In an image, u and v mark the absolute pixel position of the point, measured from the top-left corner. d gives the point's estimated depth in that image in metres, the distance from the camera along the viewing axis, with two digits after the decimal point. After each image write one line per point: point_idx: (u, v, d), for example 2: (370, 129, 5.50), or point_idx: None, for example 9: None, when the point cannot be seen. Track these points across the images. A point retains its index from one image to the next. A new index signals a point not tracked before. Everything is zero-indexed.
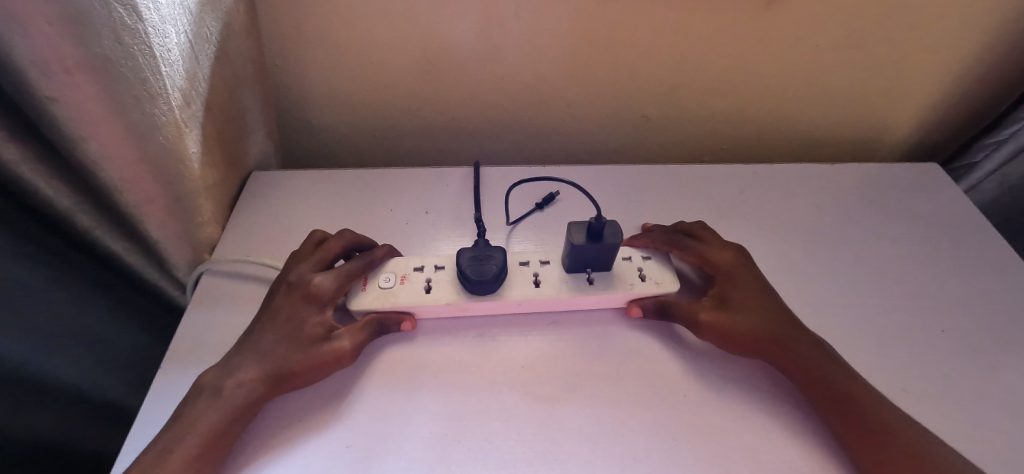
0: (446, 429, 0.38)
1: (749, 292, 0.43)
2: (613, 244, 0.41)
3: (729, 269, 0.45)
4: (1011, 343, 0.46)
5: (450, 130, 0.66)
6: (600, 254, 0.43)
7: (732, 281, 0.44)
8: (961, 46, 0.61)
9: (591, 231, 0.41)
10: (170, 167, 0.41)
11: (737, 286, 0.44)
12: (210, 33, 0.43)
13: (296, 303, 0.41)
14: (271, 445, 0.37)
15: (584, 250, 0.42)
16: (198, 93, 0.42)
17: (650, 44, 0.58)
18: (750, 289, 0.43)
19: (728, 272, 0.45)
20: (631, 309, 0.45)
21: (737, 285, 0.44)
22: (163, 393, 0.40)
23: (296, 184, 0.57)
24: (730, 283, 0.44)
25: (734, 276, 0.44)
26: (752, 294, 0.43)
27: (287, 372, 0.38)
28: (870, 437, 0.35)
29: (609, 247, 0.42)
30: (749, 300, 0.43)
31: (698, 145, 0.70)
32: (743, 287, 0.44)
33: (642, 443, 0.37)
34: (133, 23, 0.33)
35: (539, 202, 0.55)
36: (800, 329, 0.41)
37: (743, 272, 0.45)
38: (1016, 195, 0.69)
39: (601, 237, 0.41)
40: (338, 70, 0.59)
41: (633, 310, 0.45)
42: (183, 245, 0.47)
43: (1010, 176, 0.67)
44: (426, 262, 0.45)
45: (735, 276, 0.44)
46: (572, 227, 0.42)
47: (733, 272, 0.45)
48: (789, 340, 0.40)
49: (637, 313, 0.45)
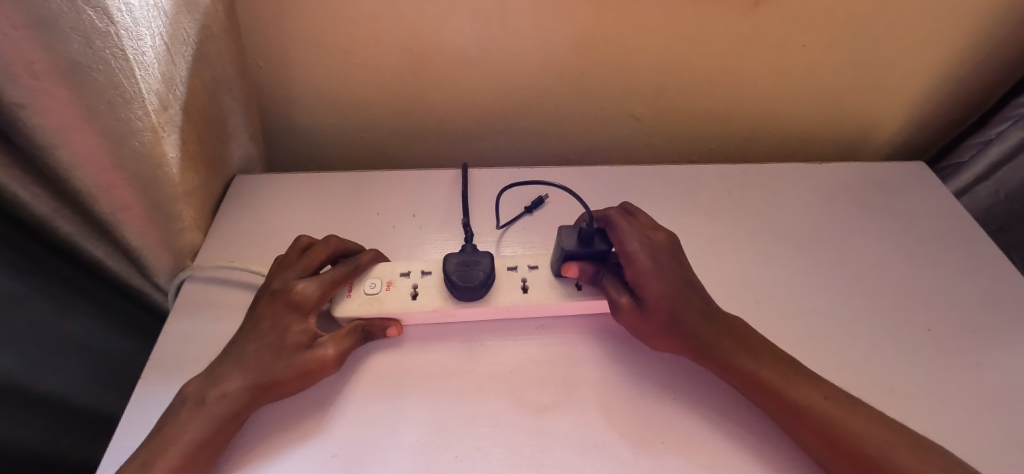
0: (432, 437, 0.37)
1: (665, 291, 0.41)
2: (605, 250, 0.42)
3: (643, 267, 0.41)
4: (996, 341, 0.46)
5: (437, 131, 0.65)
6: (591, 261, 0.43)
7: (643, 279, 0.41)
8: (945, 47, 0.61)
9: (584, 233, 0.42)
10: (147, 172, 0.40)
11: (652, 283, 0.41)
12: (187, 35, 0.42)
13: (279, 312, 0.39)
14: (256, 454, 0.36)
15: (577, 255, 0.42)
16: (176, 97, 0.41)
17: (637, 45, 0.58)
18: (662, 290, 0.41)
19: (641, 269, 0.41)
20: (567, 267, 0.42)
21: (649, 283, 0.41)
22: (143, 404, 0.39)
23: (280, 187, 0.56)
24: (645, 279, 0.41)
25: (646, 274, 0.41)
26: (665, 294, 0.41)
27: (270, 381, 0.37)
28: (847, 453, 0.35)
29: (602, 254, 0.42)
30: (658, 302, 0.41)
31: (686, 145, 0.70)
32: (655, 286, 0.41)
33: (630, 449, 0.37)
34: (102, 25, 0.32)
35: (527, 205, 0.55)
36: (725, 334, 0.40)
37: (661, 267, 0.42)
38: (1011, 204, 0.68)
39: (592, 242, 0.42)
40: (322, 70, 0.58)
41: (570, 270, 0.42)
42: (163, 252, 0.46)
43: (1005, 181, 0.67)
44: (413, 268, 0.45)
45: (648, 275, 0.41)
46: (563, 233, 0.43)
47: (648, 268, 0.41)
48: (705, 346, 0.40)
49: (572, 274, 0.42)
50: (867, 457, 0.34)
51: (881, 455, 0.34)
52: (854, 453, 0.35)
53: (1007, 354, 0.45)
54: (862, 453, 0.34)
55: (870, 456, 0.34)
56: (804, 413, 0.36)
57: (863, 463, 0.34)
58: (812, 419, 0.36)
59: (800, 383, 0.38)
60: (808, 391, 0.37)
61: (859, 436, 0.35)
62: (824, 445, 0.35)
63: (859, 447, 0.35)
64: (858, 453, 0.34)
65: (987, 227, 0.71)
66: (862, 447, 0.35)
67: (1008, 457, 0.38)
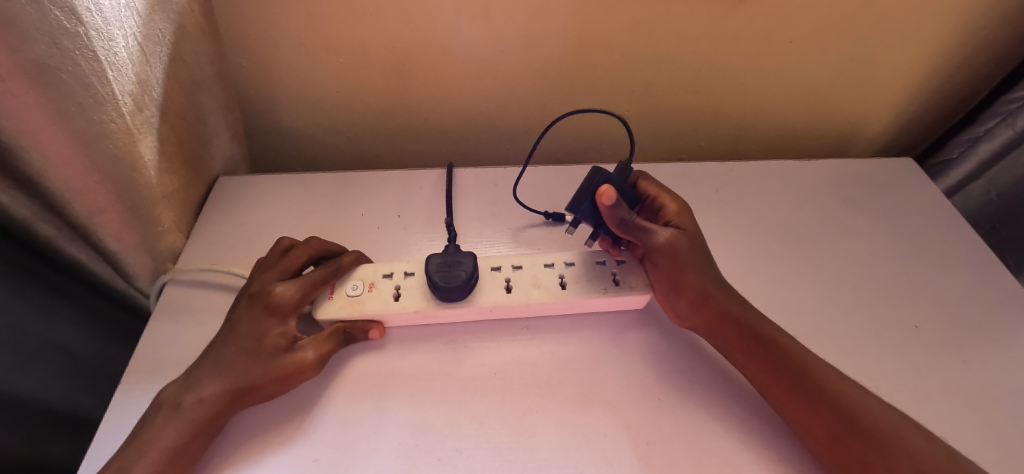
0: (414, 440, 0.37)
1: (693, 230, 0.44)
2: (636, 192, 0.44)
3: (679, 207, 0.45)
4: (984, 338, 0.46)
5: (423, 130, 0.65)
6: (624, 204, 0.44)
7: (677, 217, 0.44)
8: (931, 42, 0.61)
9: (618, 173, 0.44)
10: (123, 175, 0.39)
11: (681, 221, 0.44)
12: (162, 35, 0.41)
13: (257, 315, 0.39)
14: (234, 460, 0.36)
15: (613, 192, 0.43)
16: (151, 98, 0.41)
17: (622, 42, 0.58)
18: (693, 228, 0.44)
19: (677, 208, 0.45)
20: (606, 191, 0.40)
21: (683, 221, 0.44)
22: (120, 411, 0.38)
23: (262, 189, 0.56)
24: (673, 218, 0.44)
25: (680, 212, 0.44)
26: (695, 230, 0.44)
27: (247, 386, 0.36)
28: (858, 428, 0.35)
29: (632, 197, 0.45)
30: (691, 236, 0.43)
31: (674, 142, 0.70)
32: (687, 223, 0.44)
33: (614, 450, 0.37)
34: (71, 26, 0.31)
35: (546, 213, 0.53)
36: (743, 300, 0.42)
37: (688, 211, 0.45)
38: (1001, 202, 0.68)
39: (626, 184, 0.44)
40: (305, 70, 0.57)
41: (611, 193, 0.40)
42: (143, 254, 0.45)
43: (998, 181, 0.67)
44: (395, 269, 0.44)
45: (674, 216, 0.44)
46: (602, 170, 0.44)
47: (682, 208, 0.45)
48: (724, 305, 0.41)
49: (609, 200, 0.40)
50: (878, 434, 0.35)
51: (891, 436, 0.34)
52: (869, 429, 0.35)
53: (997, 350, 0.45)
54: (874, 429, 0.35)
55: (883, 433, 0.35)
56: (817, 392, 0.37)
57: (874, 439, 0.35)
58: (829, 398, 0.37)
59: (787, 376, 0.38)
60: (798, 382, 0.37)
61: (872, 415, 0.35)
62: (832, 426, 0.36)
63: (872, 425, 0.35)
64: (873, 429, 0.35)
65: (977, 225, 0.71)
66: (869, 427, 0.35)
67: (1000, 454, 0.38)
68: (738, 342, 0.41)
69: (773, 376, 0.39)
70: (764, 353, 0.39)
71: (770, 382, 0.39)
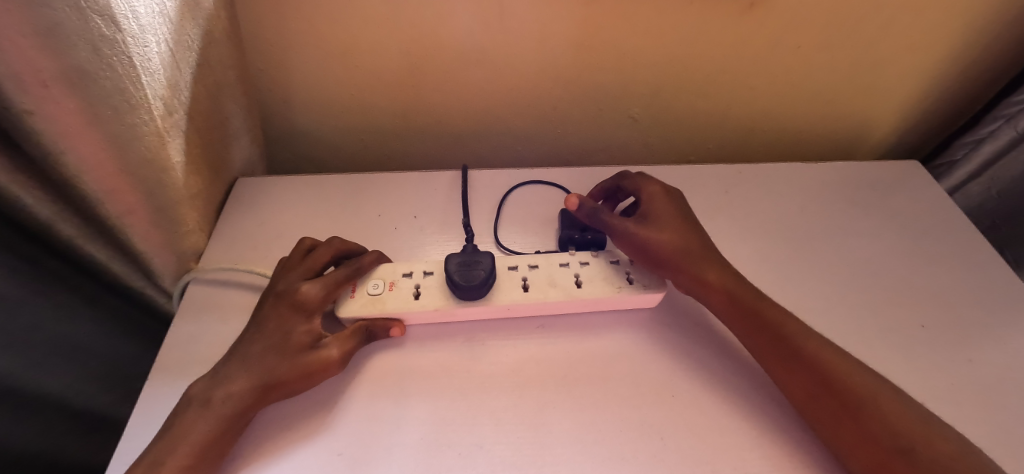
0: (435, 435, 0.38)
1: (664, 210, 0.47)
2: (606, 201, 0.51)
3: (655, 192, 0.48)
4: (989, 337, 0.47)
5: (436, 132, 0.66)
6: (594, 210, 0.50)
7: (653, 202, 0.47)
8: (935, 47, 0.62)
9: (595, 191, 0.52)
10: (152, 176, 0.40)
11: (651, 206, 0.47)
12: (190, 40, 0.43)
13: (284, 313, 0.40)
14: (262, 454, 0.37)
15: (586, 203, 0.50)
16: (180, 102, 0.42)
17: (632, 46, 0.59)
18: (669, 209, 0.47)
19: (652, 194, 0.48)
20: (569, 200, 0.47)
21: (656, 206, 0.47)
22: (149, 406, 0.39)
23: (281, 191, 0.57)
24: (644, 203, 0.48)
25: (655, 197, 0.48)
26: (671, 210, 0.47)
27: (275, 381, 0.37)
28: (854, 419, 0.36)
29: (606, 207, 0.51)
30: (664, 217, 0.46)
31: (683, 144, 0.71)
32: (662, 207, 0.47)
33: (630, 443, 0.38)
34: (110, 33, 0.33)
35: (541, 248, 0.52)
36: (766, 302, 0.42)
37: (660, 195, 0.48)
38: (1001, 201, 0.69)
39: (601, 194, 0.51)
40: (323, 73, 0.58)
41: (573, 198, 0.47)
42: (166, 253, 0.46)
43: (998, 180, 0.68)
44: (414, 268, 0.45)
45: (649, 201, 0.47)
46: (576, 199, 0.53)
47: (658, 192, 0.48)
48: (750, 305, 0.42)
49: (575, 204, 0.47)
50: (872, 424, 0.35)
51: (890, 425, 0.35)
52: (857, 415, 0.36)
53: (1000, 349, 0.46)
54: (865, 416, 0.36)
55: (876, 422, 0.35)
56: (822, 388, 0.38)
57: (864, 425, 0.35)
58: (834, 391, 0.37)
59: (797, 371, 0.39)
60: (807, 378, 0.38)
61: (880, 409, 0.36)
62: (832, 418, 0.37)
63: (869, 414, 0.36)
64: (870, 420, 0.35)
65: (977, 223, 0.72)
66: (866, 415, 0.36)
67: (1002, 449, 0.39)
68: (750, 338, 0.42)
69: (783, 374, 0.39)
70: (771, 347, 0.40)
71: (779, 377, 0.40)
